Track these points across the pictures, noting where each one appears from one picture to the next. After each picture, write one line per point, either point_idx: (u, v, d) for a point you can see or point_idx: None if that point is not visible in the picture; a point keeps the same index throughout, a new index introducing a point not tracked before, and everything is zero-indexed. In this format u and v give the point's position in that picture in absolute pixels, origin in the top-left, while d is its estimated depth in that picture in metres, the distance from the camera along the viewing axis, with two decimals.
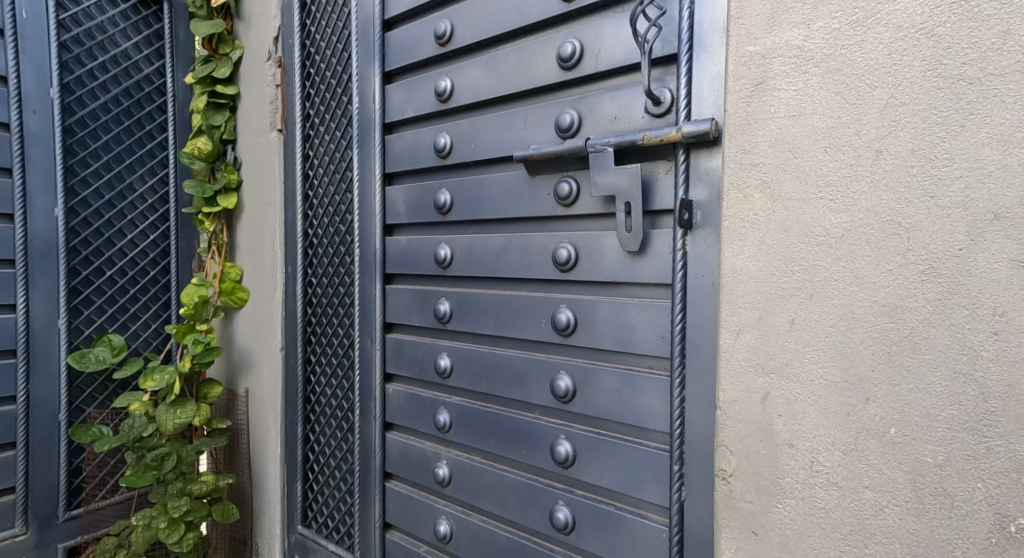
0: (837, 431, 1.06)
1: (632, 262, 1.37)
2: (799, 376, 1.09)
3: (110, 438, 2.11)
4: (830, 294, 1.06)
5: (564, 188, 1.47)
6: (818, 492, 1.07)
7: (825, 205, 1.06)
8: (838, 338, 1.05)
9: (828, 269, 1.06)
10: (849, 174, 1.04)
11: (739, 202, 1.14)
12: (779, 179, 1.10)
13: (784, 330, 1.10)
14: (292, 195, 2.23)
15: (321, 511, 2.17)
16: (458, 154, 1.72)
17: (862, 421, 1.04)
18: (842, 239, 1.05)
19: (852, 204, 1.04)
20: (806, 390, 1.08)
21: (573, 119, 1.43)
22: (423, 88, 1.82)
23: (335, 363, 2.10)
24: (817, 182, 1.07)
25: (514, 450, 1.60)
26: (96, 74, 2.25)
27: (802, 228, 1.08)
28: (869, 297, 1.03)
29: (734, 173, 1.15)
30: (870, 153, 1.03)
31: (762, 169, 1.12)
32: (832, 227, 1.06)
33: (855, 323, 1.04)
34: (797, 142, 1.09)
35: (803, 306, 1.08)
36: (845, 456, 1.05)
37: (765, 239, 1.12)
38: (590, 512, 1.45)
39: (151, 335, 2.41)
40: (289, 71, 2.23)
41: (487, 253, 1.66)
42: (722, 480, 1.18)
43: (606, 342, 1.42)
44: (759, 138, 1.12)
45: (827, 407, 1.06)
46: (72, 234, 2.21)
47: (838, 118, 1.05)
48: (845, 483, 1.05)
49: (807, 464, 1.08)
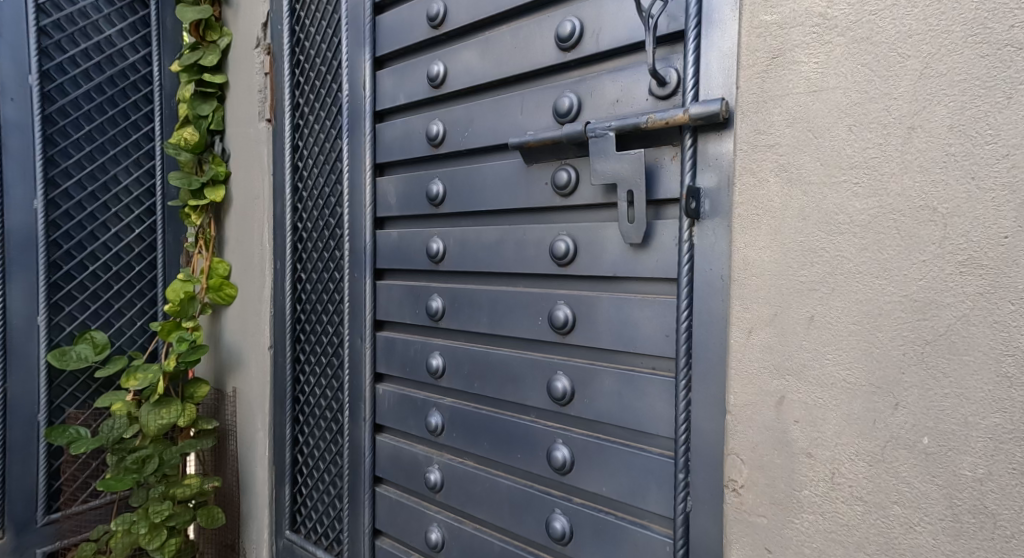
0: (862, 440, 0.97)
1: (634, 255, 1.28)
2: (819, 378, 1.00)
3: (88, 441, 2.03)
4: (853, 287, 0.97)
5: (563, 177, 1.38)
6: (840, 507, 0.99)
7: (850, 189, 0.97)
8: (864, 337, 0.97)
9: (852, 261, 0.97)
10: (877, 155, 0.96)
11: (753, 187, 1.06)
12: (797, 161, 1.02)
13: (802, 327, 1.01)
14: (280, 186, 2.14)
15: (310, 515, 2.08)
16: (452, 143, 1.63)
17: (890, 428, 0.95)
18: (869, 228, 0.96)
19: (880, 189, 0.95)
20: (826, 394, 1.00)
21: (572, 104, 1.35)
22: (415, 74, 1.73)
23: (325, 362, 2.01)
24: (841, 165, 0.98)
25: (509, 455, 1.51)
26: (79, 61, 2.16)
27: (824, 215, 0.99)
28: (898, 292, 0.94)
29: (747, 156, 1.07)
30: (901, 131, 0.94)
31: (779, 151, 1.04)
32: (857, 214, 0.97)
33: (883, 320, 0.95)
34: (818, 120, 1.00)
35: (824, 301, 0.99)
36: (871, 467, 0.96)
37: (782, 228, 1.03)
38: (590, 522, 1.36)
39: (136, 332, 2.32)
40: (277, 58, 2.15)
41: (481, 247, 1.57)
42: (732, 491, 1.09)
43: (605, 341, 1.33)
44: (775, 117, 1.04)
45: (851, 413, 0.98)
46: (53, 227, 2.13)
47: (864, 92, 0.97)
48: (870, 497, 0.96)
49: (828, 476, 1.00)
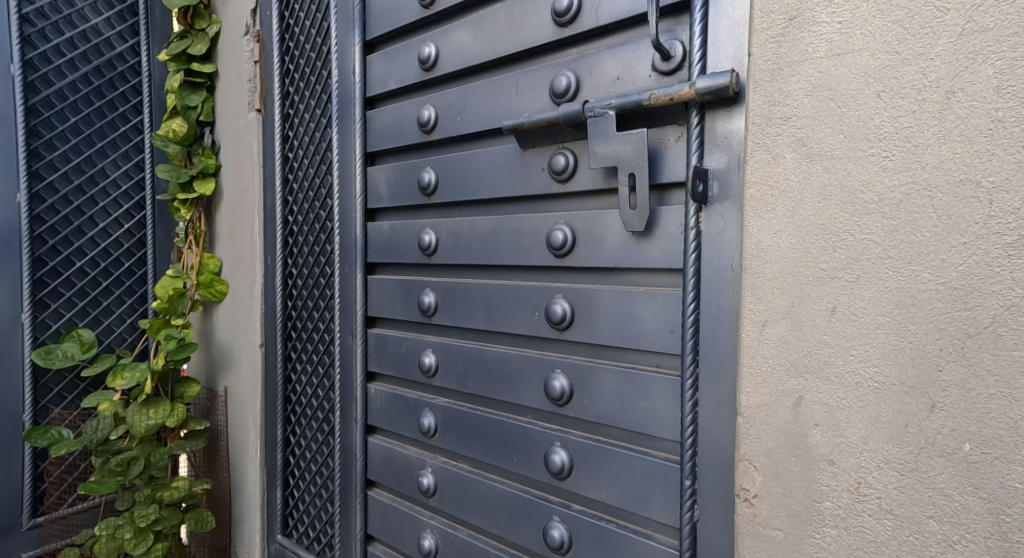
0: (891, 446, 0.88)
1: (637, 245, 1.19)
2: (843, 375, 0.91)
3: (70, 441, 1.95)
4: (881, 275, 0.88)
5: (559, 162, 1.29)
6: (867, 521, 0.90)
7: (878, 164, 0.88)
8: (895, 330, 0.87)
9: (881, 245, 0.88)
10: (910, 124, 0.86)
11: (768, 164, 0.97)
12: (817, 134, 0.93)
13: (823, 320, 0.92)
14: (271, 179, 2.05)
15: (301, 519, 1.99)
16: (444, 128, 1.55)
17: (925, 433, 0.86)
18: (899, 209, 0.87)
19: (912, 164, 0.86)
20: (851, 394, 0.91)
21: (570, 83, 1.26)
22: (406, 57, 1.64)
23: (316, 361, 1.93)
24: (868, 138, 0.89)
25: (504, 458, 1.43)
26: (64, 50, 2.08)
27: (847, 194, 0.90)
28: (935, 279, 0.85)
29: (760, 131, 0.98)
30: (936, 97, 0.85)
31: (796, 124, 0.95)
32: (886, 192, 0.88)
33: (917, 310, 0.86)
34: (841, 88, 0.91)
35: (848, 290, 0.91)
36: (903, 477, 0.87)
37: (799, 209, 0.94)
38: (590, 531, 1.27)
39: (125, 330, 2.24)
40: (267, 45, 2.06)
41: (474, 238, 1.49)
42: (744, 502, 1.00)
43: (605, 337, 1.25)
44: (792, 86, 0.95)
45: (879, 415, 0.89)
46: (38, 222, 2.05)
47: (895, 54, 0.87)
48: (902, 511, 0.87)
49: (853, 486, 0.91)
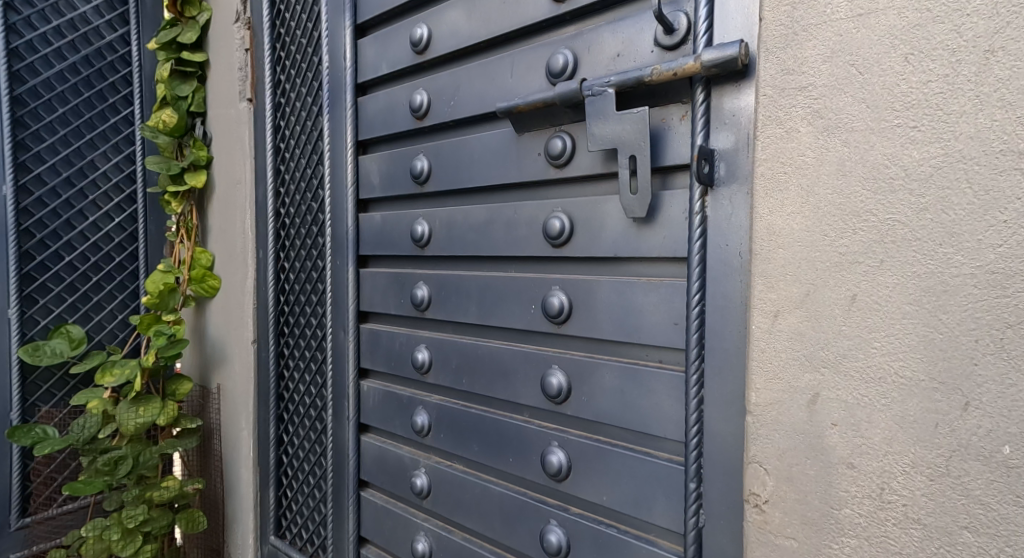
0: (918, 448, 0.81)
1: (638, 232, 1.12)
2: (864, 369, 0.84)
3: (55, 441, 1.87)
4: (908, 260, 0.81)
5: (556, 145, 1.22)
6: (891, 531, 0.83)
7: (905, 136, 0.81)
8: (923, 319, 0.80)
9: (908, 225, 0.81)
10: (942, 90, 0.79)
11: (780, 139, 0.90)
12: (836, 103, 0.86)
13: (842, 309, 0.85)
14: (262, 170, 1.98)
15: (294, 520, 1.92)
16: (438, 113, 1.47)
17: (958, 434, 0.79)
18: (929, 184, 0.80)
19: (944, 133, 0.79)
20: (873, 391, 0.84)
21: (568, 61, 1.19)
22: (398, 40, 1.57)
23: (309, 357, 1.85)
24: (893, 107, 0.82)
25: (500, 458, 1.36)
26: (51, 39, 2.01)
27: (870, 171, 0.83)
28: (970, 263, 0.78)
29: (773, 104, 0.91)
30: (971, 58, 0.78)
31: (812, 94, 0.88)
32: (914, 166, 0.81)
33: (949, 298, 0.79)
34: (863, 52, 0.84)
35: (871, 275, 0.83)
36: (932, 483, 0.80)
37: (816, 188, 0.87)
38: (589, 536, 1.20)
39: (116, 327, 2.17)
40: (258, 32, 1.98)
41: (468, 228, 1.42)
42: (754, 507, 0.93)
43: (605, 330, 1.18)
44: (808, 52, 0.88)
45: (905, 414, 0.82)
46: (25, 215, 1.99)
47: (926, 12, 0.80)
48: (931, 520, 0.80)
49: (875, 492, 0.84)
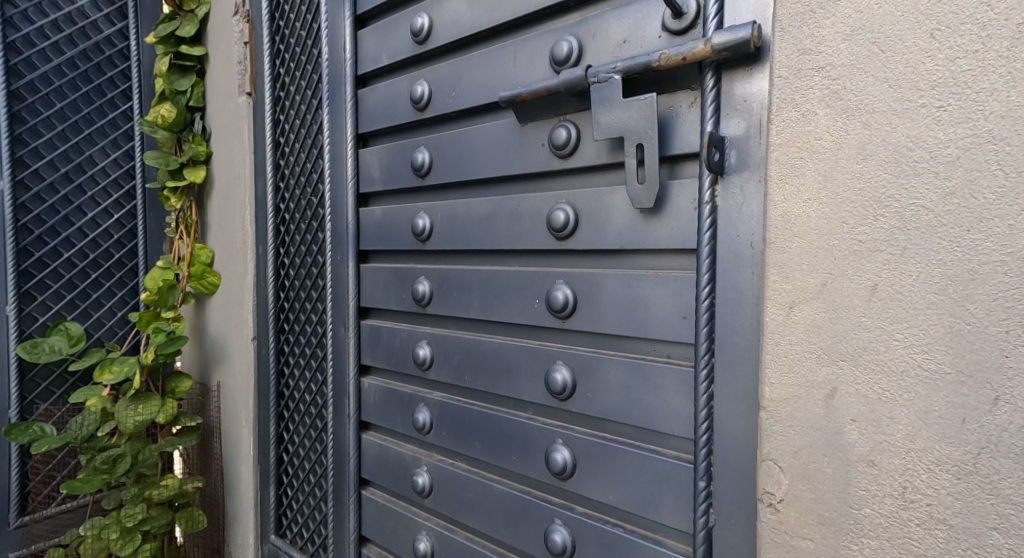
0: (943, 444, 0.78)
1: (645, 224, 1.09)
2: (886, 362, 0.81)
3: (53, 438, 1.84)
4: (934, 248, 0.78)
5: (560, 135, 1.19)
6: (915, 532, 0.80)
7: (931, 116, 0.78)
8: (949, 310, 0.77)
9: (933, 211, 0.78)
10: (970, 67, 0.76)
11: (797, 122, 0.87)
12: (855, 84, 0.83)
13: (861, 299, 0.82)
14: (261, 165, 1.94)
15: (295, 519, 1.89)
16: (439, 104, 1.44)
17: (987, 430, 0.76)
18: (956, 167, 0.77)
19: (973, 113, 0.76)
20: (895, 385, 0.80)
21: (572, 49, 1.15)
22: (399, 30, 1.54)
23: (310, 354, 1.82)
24: (917, 86, 0.79)
25: (503, 456, 1.33)
26: (49, 33, 1.98)
27: (892, 154, 0.80)
28: (1000, 251, 0.75)
29: (789, 87, 0.88)
30: (1003, 32, 0.74)
31: (830, 74, 0.85)
32: (939, 148, 0.78)
33: (977, 287, 0.76)
34: (885, 29, 0.81)
35: (893, 264, 0.80)
36: (958, 482, 0.77)
37: (834, 172, 0.84)
38: (594, 535, 1.17)
39: (116, 324, 2.14)
40: (257, 25, 1.95)
41: (470, 222, 1.39)
42: (768, 507, 0.90)
43: (611, 325, 1.14)
44: (826, 30, 0.85)
45: (929, 409, 0.79)
46: (22, 211, 1.96)
47: None
48: (958, 521, 0.77)
49: (898, 491, 0.80)
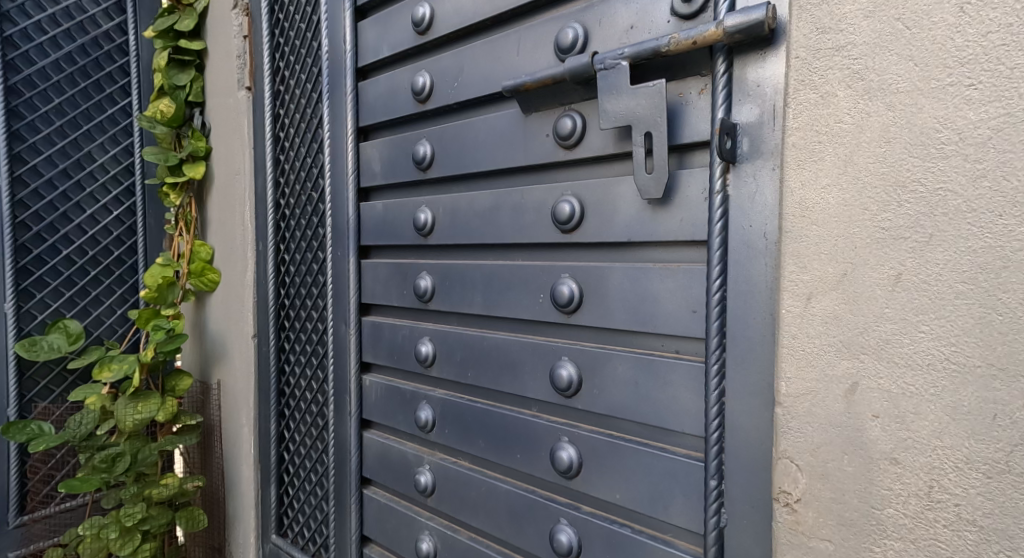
0: (972, 441, 0.75)
1: (653, 215, 1.06)
2: (910, 354, 0.78)
3: (50, 437, 1.81)
4: (963, 235, 0.75)
5: (566, 125, 1.16)
6: (942, 534, 0.77)
7: (960, 95, 0.75)
8: (980, 299, 0.74)
9: (962, 196, 0.75)
10: (1003, 42, 0.73)
11: (815, 104, 0.84)
12: (879, 63, 0.80)
13: (884, 289, 0.79)
14: (261, 160, 1.91)
15: (296, 518, 1.86)
16: (440, 96, 1.41)
17: (1020, 425, 0.73)
18: (987, 148, 0.74)
19: (1006, 91, 0.73)
20: (921, 379, 0.77)
21: (578, 36, 1.12)
22: (400, 20, 1.51)
23: (310, 352, 1.79)
24: (946, 63, 0.76)
25: (507, 454, 1.30)
26: (46, 27, 1.95)
27: (918, 136, 0.77)
28: None
29: (807, 67, 0.85)
30: None
31: (851, 53, 0.82)
32: (969, 128, 0.75)
33: (1009, 275, 0.73)
34: (911, 5, 0.78)
35: (918, 252, 0.77)
36: (990, 480, 0.74)
37: (854, 156, 0.81)
38: (601, 535, 1.15)
39: (116, 321, 2.11)
40: (257, 19, 1.92)
41: (473, 215, 1.36)
42: (784, 507, 0.87)
43: (618, 320, 1.11)
44: (848, 7, 0.82)
45: (958, 404, 0.75)
46: (20, 207, 1.93)
47: None
48: (989, 522, 0.74)
49: (923, 490, 0.77)
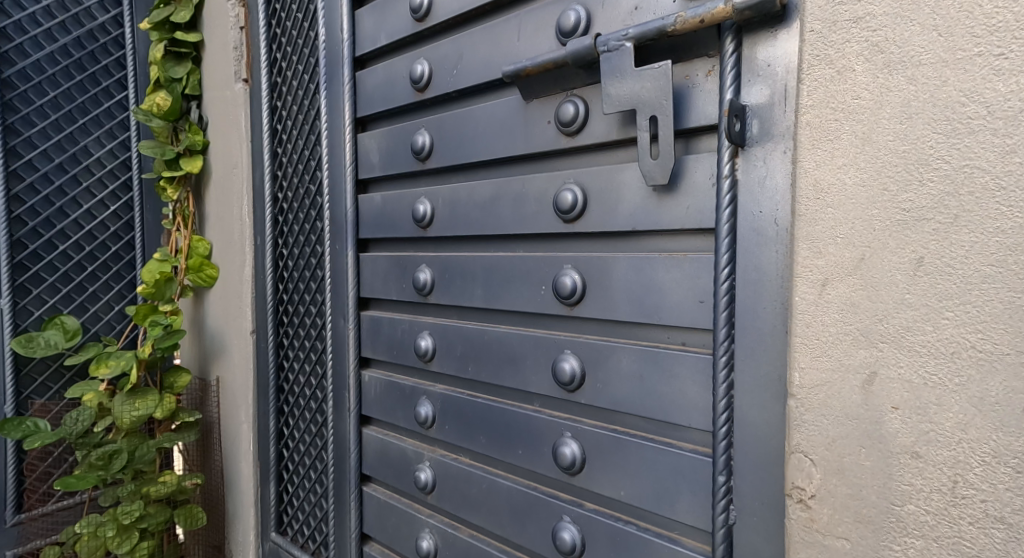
0: (1001, 432, 0.71)
1: (659, 202, 1.03)
2: (933, 342, 0.75)
3: (47, 433, 1.78)
4: (991, 214, 0.72)
5: (568, 110, 1.13)
6: (967, 532, 0.73)
7: (989, 66, 0.72)
8: (1009, 283, 0.71)
9: (990, 173, 0.72)
10: None
11: (831, 81, 0.81)
12: (900, 35, 0.76)
13: (906, 274, 0.76)
14: (258, 153, 1.88)
15: (295, 516, 1.83)
16: (439, 83, 1.38)
17: None
18: (1018, 122, 0.70)
19: None
20: (944, 368, 0.74)
21: (580, 18, 1.09)
22: (398, 6, 1.47)
23: (309, 347, 1.76)
24: (973, 34, 0.72)
25: (509, 451, 1.27)
26: (40, 20, 1.92)
27: (943, 112, 0.74)
28: None
29: (821, 44, 0.82)
30: None
31: (870, 26, 0.78)
32: (997, 103, 0.71)
33: None
34: None
35: (942, 234, 0.74)
36: (1020, 473, 0.71)
37: (873, 134, 0.78)
38: (606, 534, 1.11)
39: (113, 317, 2.09)
40: (254, 10, 1.88)
41: (473, 206, 1.33)
42: (798, 504, 0.84)
43: (623, 311, 1.08)
44: None
45: (985, 395, 0.72)
46: (17, 202, 1.90)
47: None
48: (1017, 519, 0.71)
49: (946, 486, 0.74)
